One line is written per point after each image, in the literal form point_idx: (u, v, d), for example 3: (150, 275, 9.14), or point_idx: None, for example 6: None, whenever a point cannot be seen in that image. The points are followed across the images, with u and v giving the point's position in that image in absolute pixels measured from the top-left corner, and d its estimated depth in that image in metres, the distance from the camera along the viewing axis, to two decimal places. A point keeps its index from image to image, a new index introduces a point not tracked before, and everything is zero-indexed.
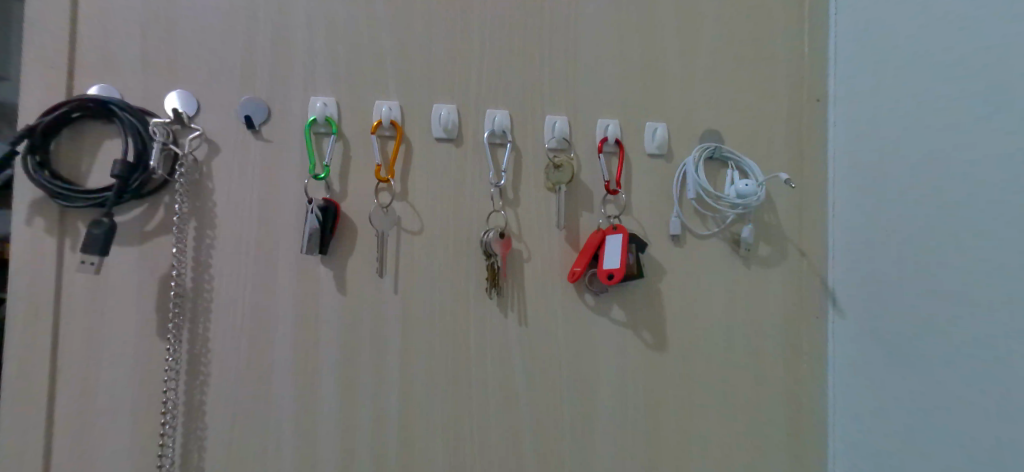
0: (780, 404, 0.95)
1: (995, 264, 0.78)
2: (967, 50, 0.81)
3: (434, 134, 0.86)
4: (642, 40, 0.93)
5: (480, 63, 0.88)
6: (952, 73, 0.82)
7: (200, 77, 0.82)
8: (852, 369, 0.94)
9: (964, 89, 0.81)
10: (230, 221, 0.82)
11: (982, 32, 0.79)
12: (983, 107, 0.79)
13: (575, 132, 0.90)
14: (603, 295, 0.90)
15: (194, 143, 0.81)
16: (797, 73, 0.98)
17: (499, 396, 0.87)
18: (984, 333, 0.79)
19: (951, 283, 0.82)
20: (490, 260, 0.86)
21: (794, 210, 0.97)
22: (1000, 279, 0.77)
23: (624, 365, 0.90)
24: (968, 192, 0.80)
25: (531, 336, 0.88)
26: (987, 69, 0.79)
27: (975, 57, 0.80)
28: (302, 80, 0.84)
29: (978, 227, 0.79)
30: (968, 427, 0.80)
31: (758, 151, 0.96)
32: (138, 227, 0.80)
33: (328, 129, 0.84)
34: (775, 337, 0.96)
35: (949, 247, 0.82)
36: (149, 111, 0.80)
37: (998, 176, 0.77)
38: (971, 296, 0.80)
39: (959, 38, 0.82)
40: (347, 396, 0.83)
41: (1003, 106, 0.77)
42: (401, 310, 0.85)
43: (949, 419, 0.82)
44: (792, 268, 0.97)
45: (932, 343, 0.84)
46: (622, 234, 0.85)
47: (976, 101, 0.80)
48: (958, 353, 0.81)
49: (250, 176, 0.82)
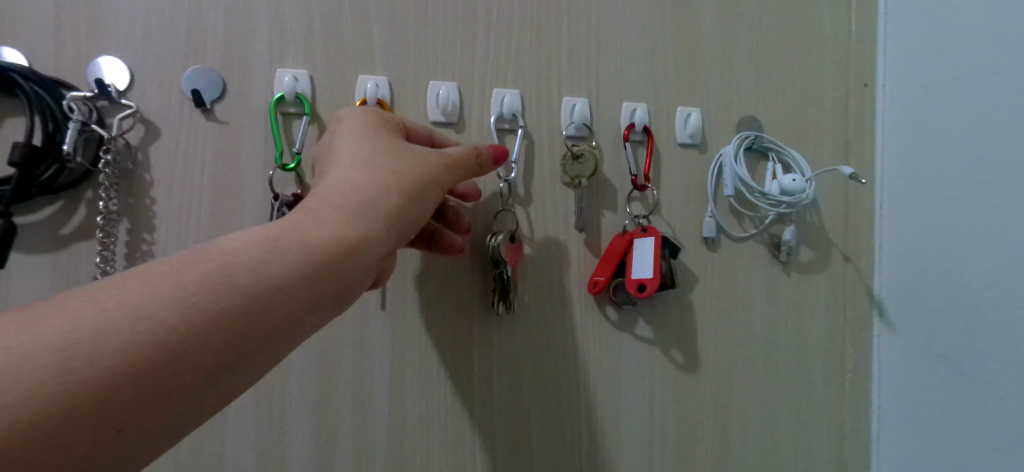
0: (822, 427, 0.84)
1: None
2: (1005, 27, 0.71)
3: (431, 117, 0.71)
4: (675, 13, 0.79)
5: (487, 33, 0.73)
6: (989, 56, 0.73)
7: (136, 42, 0.65)
8: (903, 391, 0.83)
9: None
10: (173, 224, 0.65)
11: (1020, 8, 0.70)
12: (1016, 94, 0.70)
13: (598, 118, 0.77)
14: (628, 310, 0.76)
15: (125, 124, 0.65)
16: (844, 55, 0.86)
17: (509, 430, 0.73)
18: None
19: (994, 290, 0.72)
20: (499, 269, 0.70)
21: (839, 210, 0.86)
22: None
23: (652, 391, 0.77)
24: (1008, 185, 0.71)
25: (545, 359, 0.74)
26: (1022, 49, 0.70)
27: (1012, 36, 0.71)
28: (268, 48, 0.67)
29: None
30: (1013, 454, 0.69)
31: (799, 143, 0.84)
32: (52, 230, 0.63)
33: (300, 109, 0.68)
34: (819, 352, 0.84)
35: (994, 250, 0.72)
36: (66, 83, 0.63)
37: None
38: (1010, 303, 0.70)
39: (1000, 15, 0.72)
40: (324, 439, 0.68)
41: None
42: (390, 333, 0.69)
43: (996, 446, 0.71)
44: (835, 274, 0.85)
45: (978, 358, 0.74)
46: (656, 238, 0.71)
47: (1012, 87, 0.70)
48: (1004, 368, 0.71)
49: (199, 167, 0.66)
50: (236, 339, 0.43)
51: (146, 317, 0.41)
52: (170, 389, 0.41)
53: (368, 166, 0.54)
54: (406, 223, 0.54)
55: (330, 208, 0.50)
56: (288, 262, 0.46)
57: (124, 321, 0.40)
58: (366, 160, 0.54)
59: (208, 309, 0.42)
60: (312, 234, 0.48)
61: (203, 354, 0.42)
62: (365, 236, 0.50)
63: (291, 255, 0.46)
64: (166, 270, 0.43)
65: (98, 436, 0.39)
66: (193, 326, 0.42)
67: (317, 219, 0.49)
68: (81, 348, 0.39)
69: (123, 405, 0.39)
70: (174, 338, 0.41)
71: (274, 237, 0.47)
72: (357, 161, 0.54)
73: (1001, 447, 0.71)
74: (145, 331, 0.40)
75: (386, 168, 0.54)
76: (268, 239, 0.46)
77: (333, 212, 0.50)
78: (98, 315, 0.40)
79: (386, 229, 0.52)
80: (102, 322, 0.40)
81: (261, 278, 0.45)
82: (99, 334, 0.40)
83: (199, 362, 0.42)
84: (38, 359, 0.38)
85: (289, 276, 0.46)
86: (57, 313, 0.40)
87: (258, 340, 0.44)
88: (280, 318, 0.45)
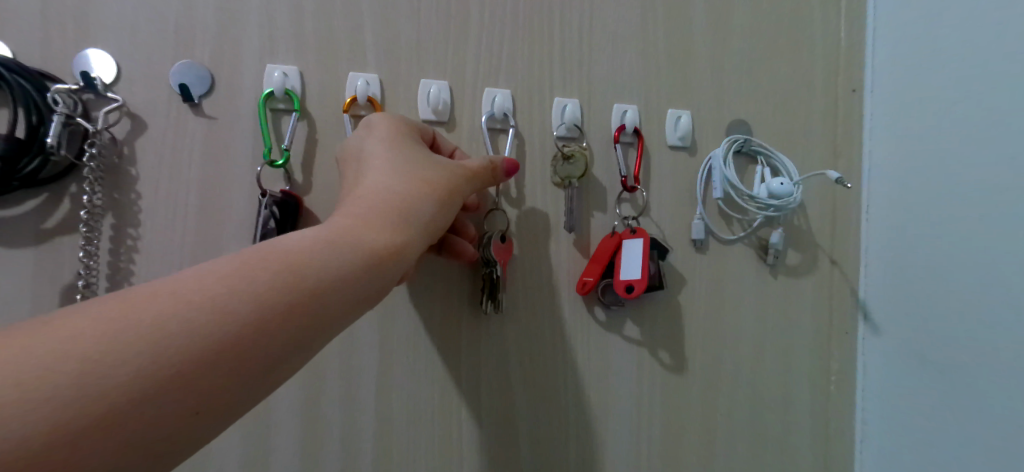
0: (807, 429, 0.85)
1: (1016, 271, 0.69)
2: (989, 36, 0.73)
3: (422, 116, 0.71)
4: (667, 15, 0.80)
5: (479, 32, 0.73)
6: (973, 64, 0.74)
7: (123, 35, 0.64)
8: (887, 394, 0.84)
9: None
10: (159, 220, 0.64)
11: (1003, 17, 0.71)
12: (999, 102, 0.71)
13: (588, 119, 0.77)
14: (617, 311, 0.77)
15: (111, 118, 0.64)
16: (833, 60, 0.87)
17: (496, 429, 0.72)
18: (1005, 348, 0.70)
19: (976, 294, 0.73)
20: (489, 269, 0.70)
21: (826, 214, 0.86)
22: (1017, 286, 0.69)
23: (639, 392, 0.77)
24: (991, 191, 0.72)
25: (533, 359, 0.74)
26: (1005, 58, 0.71)
27: (995, 44, 0.72)
28: (258, 44, 0.67)
29: (1008, 229, 0.70)
30: (995, 456, 0.70)
31: (788, 146, 0.85)
32: (34, 224, 0.62)
33: (289, 105, 0.67)
34: (805, 354, 0.85)
35: (976, 255, 0.73)
36: (51, 76, 0.62)
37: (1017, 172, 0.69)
38: (991, 307, 0.72)
39: (984, 24, 0.73)
40: (310, 438, 0.67)
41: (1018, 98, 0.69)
42: (378, 331, 0.69)
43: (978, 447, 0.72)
44: (822, 277, 0.86)
45: (961, 361, 0.75)
46: (644, 239, 0.71)
47: (995, 94, 0.72)
48: (985, 371, 0.72)
49: (186, 162, 0.65)
50: (293, 343, 0.43)
51: (208, 312, 0.40)
52: (226, 386, 0.40)
53: (407, 173, 0.55)
54: (439, 231, 0.55)
55: (375, 211, 0.50)
56: (340, 262, 0.46)
57: (188, 316, 0.40)
58: (401, 168, 0.55)
59: (270, 305, 0.42)
60: (361, 235, 0.48)
61: (259, 352, 0.41)
62: (408, 243, 0.50)
63: (345, 259, 0.46)
64: (226, 268, 0.43)
65: (153, 432, 0.38)
66: (253, 323, 0.41)
67: (366, 224, 0.49)
68: (144, 348, 0.38)
69: (179, 402, 0.38)
70: (232, 335, 0.40)
71: (330, 239, 0.47)
72: (396, 168, 0.55)
73: (982, 449, 0.72)
74: (206, 327, 0.40)
75: (422, 176, 0.55)
76: (320, 239, 0.46)
77: (379, 214, 0.50)
78: (177, 307, 0.40)
79: (425, 233, 0.53)
80: (170, 315, 0.39)
81: (317, 276, 0.44)
82: (163, 329, 0.39)
83: (254, 361, 0.41)
84: (113, 353, 0.37)
85: (343, 280, 0.45)
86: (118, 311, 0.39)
87: (310, 338, 0.44)
88: (331, 317, 0.45)
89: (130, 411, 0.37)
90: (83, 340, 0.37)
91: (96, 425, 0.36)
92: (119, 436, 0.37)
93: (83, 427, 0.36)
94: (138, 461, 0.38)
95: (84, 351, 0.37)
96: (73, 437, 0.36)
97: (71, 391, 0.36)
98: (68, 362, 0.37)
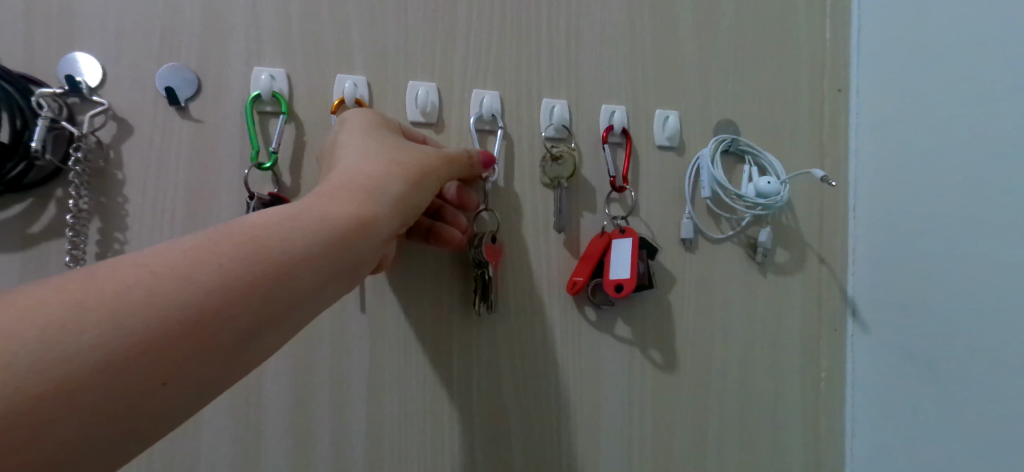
0: (798, 425, 0.85)
1: (1000, 266, 0.70)
2: (968, 38, 0.74)
3: (410, 117, 0.71)
4: (654, 17, 0.81)
5: (467, 34, 0.74)
6: (954, 64, 0.76)
7: (109, 39, 0.64)
8: (876, 390, 0.84)
9: (1015, 74, 0.69)
10: (147, 223, 0.64)
11: (983, 18, 0.73)
12: (980, 101, 0.73)
13: (577, 119, 0.77)
14: (607, 311, 0.77)
15: (97, 122, 0.63)
16: (819, 61, 0.88)
17: (488, 429, 0.72)
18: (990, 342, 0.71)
19: (962, 289, 0.74)
20: (480, 270, 0.70)
21: (814, 212, 0.87)
22: (1003, 280, 0.70)
23: (630, 391, 0.78)
24: (974, 187, 0.73)
25: (524, 359, 0.74)
26: (985, 58, 0.72)
27: (975, 46, 0.73)
28: (245, 47, 0.67)
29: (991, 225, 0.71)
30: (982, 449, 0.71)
31: (775, 145, 0.86)
32: (20, 229, 0.61)
33: (276, 108, 0.67)
34: (794, 350, 0.85)
35: (961, 251, 0.74)
36: (36, 79, 0.61)
37: (999, 170, 0.70)
38: (976, 301, 0.73)
39: (963, 26, 0.75)
40: (301, 439, 0.67)
41: (999, 97, 0.71)
42: (368, 333, 0.69)
43: (966, 440, 0.73)
44: (810, 275, 0.87)
45: (948, 355, 0.76)
46: (633, 239, 0.72)
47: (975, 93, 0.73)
48: (972, 365, 0.73)
49: (174, 165, 0.65)
50: (263, 314, 0.43)
51: (173, 282, 0.40)
52: (195, 358, 0.40)
53: (377, 153, 0.55)
54: (411, 209, 0.55)
55: (346, 190, 0.51)
56: (307, 236, 0.46)
57: (152, 286, 0.39)
58: (371, 149, 0.55)
59: (237, 275, 0.42)
60: (330, 211, 0.48)
61: (229, 323, 0.41)
62: (377, 217, 0.51)
63: (314, 232, 0.46)
64: (192, 241, 0.43)
65: (124, 403, 0.38)
66: (220, 292, 0.41)
67: (335, 201, 0.50)
68: (111, 318, 0.38)
69: (146, 373, 0.38)
70: (199, 305, 0.40)
71: (297, 213, 0.47)
72: (367, 150, 0.55)
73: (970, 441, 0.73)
74: (172, 296, 0.39)
75: (392, 157, 0.55)
76: (288, 213, 0.47)
77: (348, 192, 0.51)
78: (143, 278, 0.40)
79: (397, 209, 0.53)
80: (135, 285, 0.39)
81: (285, 250, 0.44)
82: (127, 297, 0.39)
83: (221, 332, 0.41)
84: (78, 323, 0.37)
85: (311, 253, 0.45)
86: (81, 284, 0.39)
87: (279, 311, 0.44)
88: (302, 290, 0.45)
89: (98, 381, 0.37)
90: (51, 309, 0.37)
91: (63, 395, 0.36)
92: (88, 406, 0.37)
93: (45, 394, 0.35)
94: (108, 431, 0.37)
95: (47, 320, 0.37)
96: (36, 405, 0.35)
97: (34, 361, 0.36)
98: (29, 330, 0.36)
